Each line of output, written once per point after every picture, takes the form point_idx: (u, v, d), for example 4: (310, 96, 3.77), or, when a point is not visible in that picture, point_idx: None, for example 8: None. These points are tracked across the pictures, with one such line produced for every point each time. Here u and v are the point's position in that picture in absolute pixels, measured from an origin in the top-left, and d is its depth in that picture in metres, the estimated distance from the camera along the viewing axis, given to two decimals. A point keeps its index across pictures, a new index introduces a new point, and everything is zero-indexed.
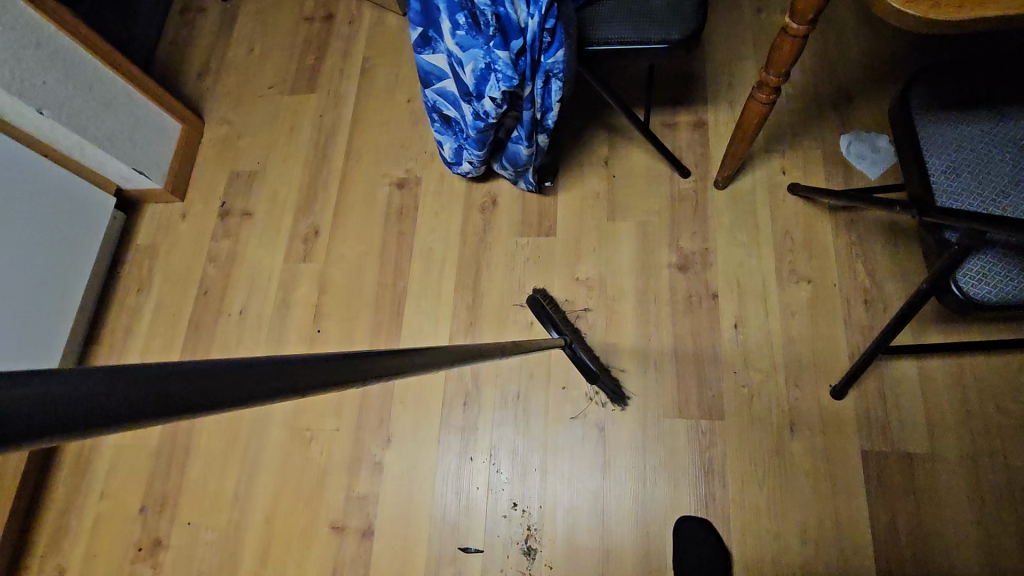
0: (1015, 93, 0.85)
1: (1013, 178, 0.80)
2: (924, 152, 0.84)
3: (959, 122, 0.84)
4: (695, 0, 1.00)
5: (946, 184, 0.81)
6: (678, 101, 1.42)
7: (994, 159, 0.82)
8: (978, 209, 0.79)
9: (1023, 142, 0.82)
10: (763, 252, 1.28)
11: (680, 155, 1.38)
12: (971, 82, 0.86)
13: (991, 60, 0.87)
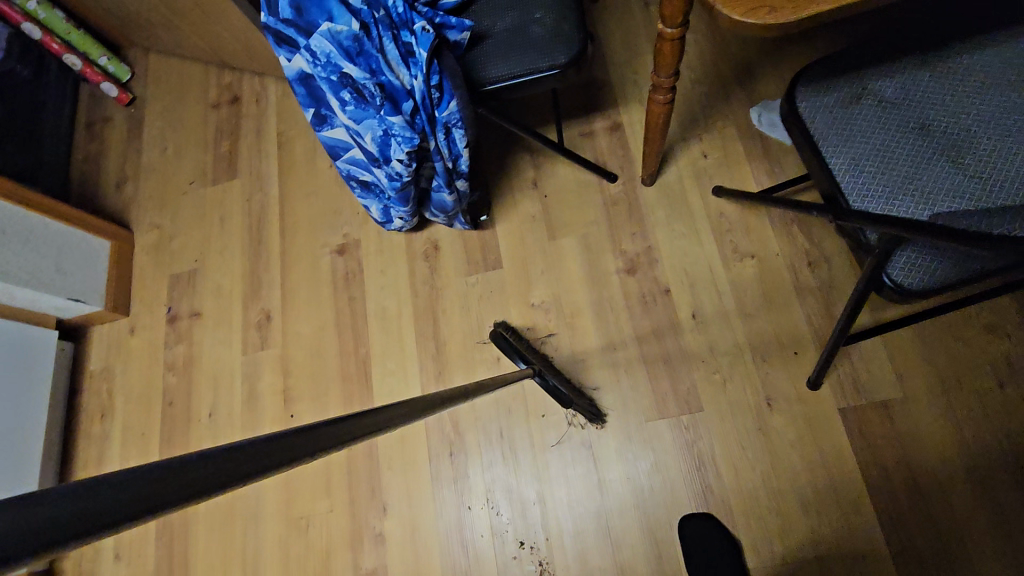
0: (894, 78, 0.86)
1: (916, 163, 0.80)
2: (824, 155, 0.84)
3: (850, 117, 0.85)
4: (574, 20, 1.02)
5: (853, 184, 0.82)
6: (590, 109, 1.44)
7: (893, 146, 0.82)
8: (889, 204, 0.79)
9: (913, 125, 0.83)
10: (703, 237, 1.30)
11: (604, 161, 1.41)
12: (850, 77, 0.87)
13: (866, 48, 0.88)
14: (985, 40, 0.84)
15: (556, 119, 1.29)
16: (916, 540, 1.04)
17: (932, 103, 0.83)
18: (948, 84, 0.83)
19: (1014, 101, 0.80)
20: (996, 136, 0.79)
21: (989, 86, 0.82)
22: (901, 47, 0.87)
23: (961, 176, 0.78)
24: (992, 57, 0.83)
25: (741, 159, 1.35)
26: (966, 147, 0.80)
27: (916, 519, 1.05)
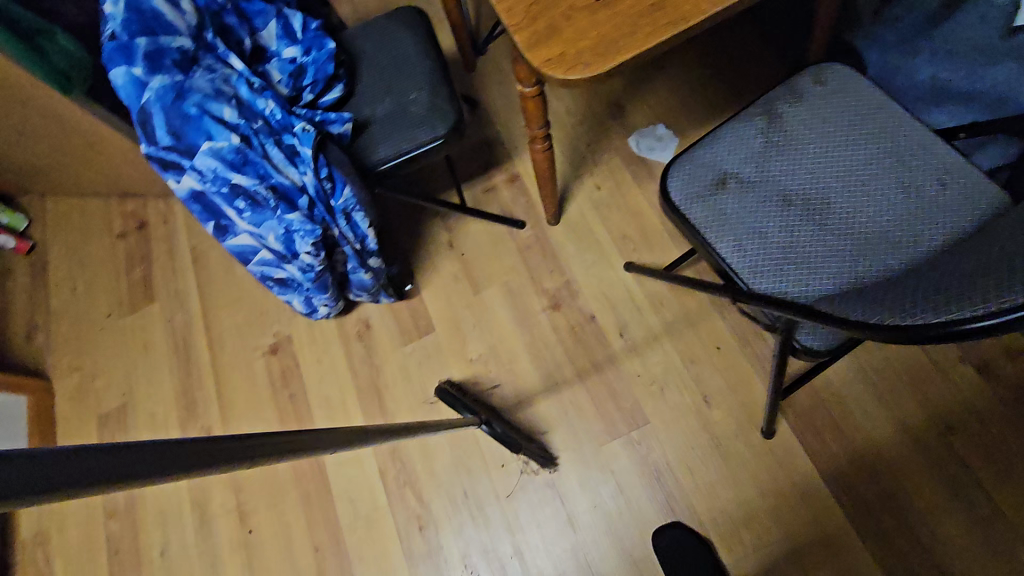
0: (747, 157, 0.92)
1: (790, 235, 0.86)
2: (710, 244, 0.88)
3: (722, 204, 0.90)
4: (445, 94, 1.12)
5: (742, 266, 0.86)
6: (486, 168, 1.54)
7: (767, 224, 0.87)
8: (780, 279, 0.84)
9: (777, 198, 0.89)
10: (614, 261, 1.40)
11: (509, 211, 1.49)
12: (709, 166, 0.93)
13: (717, 134, 0.95)
14: (812, 109, 0.93)
15: (455, 184, 1.38)
16: (864, 497, 1.11)
17: (787, 177, 0.90)
18: (794, 156, 0.91)
19: (850, 160, 0.89)
20: (848, 196, 0.86)
21: (828, 152, 0.90)
22: (744, 127, 0.94)
23: (832, 239, 0.84)
24: (822, 124, 0.92)
25: (630, 184, 1.47)
26: (827, 210, 0.86)
27: (859, 475, 1.12)
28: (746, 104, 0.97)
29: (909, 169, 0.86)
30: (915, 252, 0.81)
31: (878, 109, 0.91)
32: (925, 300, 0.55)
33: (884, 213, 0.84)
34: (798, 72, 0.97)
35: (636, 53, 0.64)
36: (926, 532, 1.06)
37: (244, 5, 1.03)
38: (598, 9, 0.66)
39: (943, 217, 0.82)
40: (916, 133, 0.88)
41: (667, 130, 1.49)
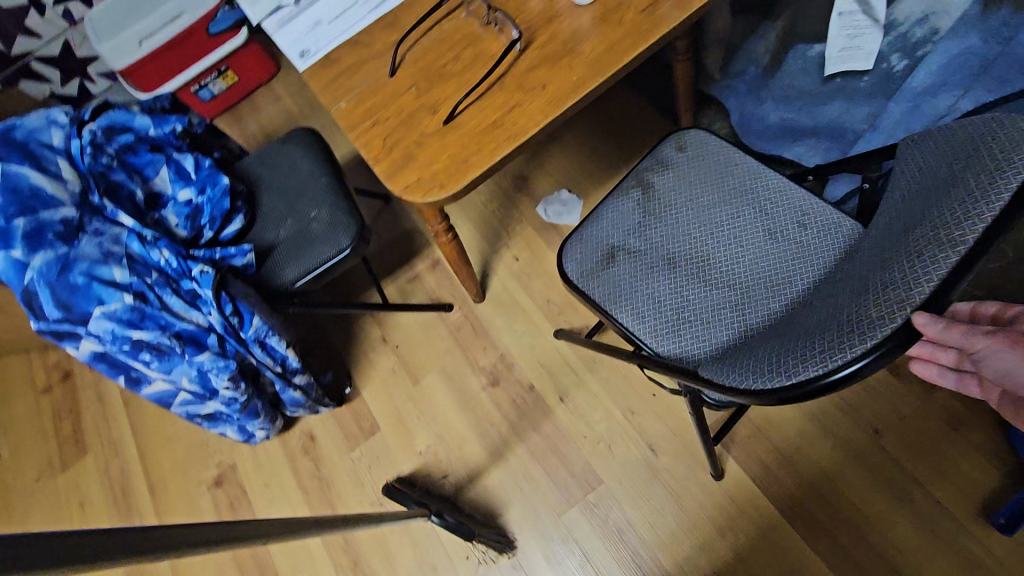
0: (631, 228, 0.99)
1: (682, 295, 0.91)
2: (612, 316, 0.93)
3: (617, 275, 0.96)
4: (345, 206, 1.16)
5: (645, 333, 0.90)
6: (407, 257, 1.58)
7: (660, 288, 0.93)
8: (680, 339, 0.88)
9: (664, 262, 0.95)
10: (543, 328, 1.43)
11: (436, 296, 1.52)
12: (598, 242, 0.99)
13: (600, 212, 1.02)
14: (680, 175, 1.01)
15: (375, 283, 1.41)
16: (814, 515, 1.14)
17: (670, 241, 0.97)
18: (672, 221, 0.98)
19: (720, 216, 0.96)
20: (726, 250, 0.93)
21: (700, 212, 0.97)
22: (622, 202, 1.01)
23: (719, 293, 0.90)
24: (692, 187, 1.00)
25: (546, 249, 1.53)
26: (709, 267, 0.93)
27: (806, 494, 1.16)
28: (622, 178, 1.04)
29: (774, 216, 0.94)
30: (794, 294, 0.87)
31: (737, 166, 1.00)
32: (785, 362, 0.60)
33: (760, 261, 0.91)
34: (662, 142, 1.06)
35: (484, 168, 0.70)
36: (877, 538, 1.10)
37: (131, 158, 1.05)
38: (447, 132, 0.73)
39: (811, 255, 0.89)
40: (773, 181, 0.97)
41: (570, 193, 1.57)
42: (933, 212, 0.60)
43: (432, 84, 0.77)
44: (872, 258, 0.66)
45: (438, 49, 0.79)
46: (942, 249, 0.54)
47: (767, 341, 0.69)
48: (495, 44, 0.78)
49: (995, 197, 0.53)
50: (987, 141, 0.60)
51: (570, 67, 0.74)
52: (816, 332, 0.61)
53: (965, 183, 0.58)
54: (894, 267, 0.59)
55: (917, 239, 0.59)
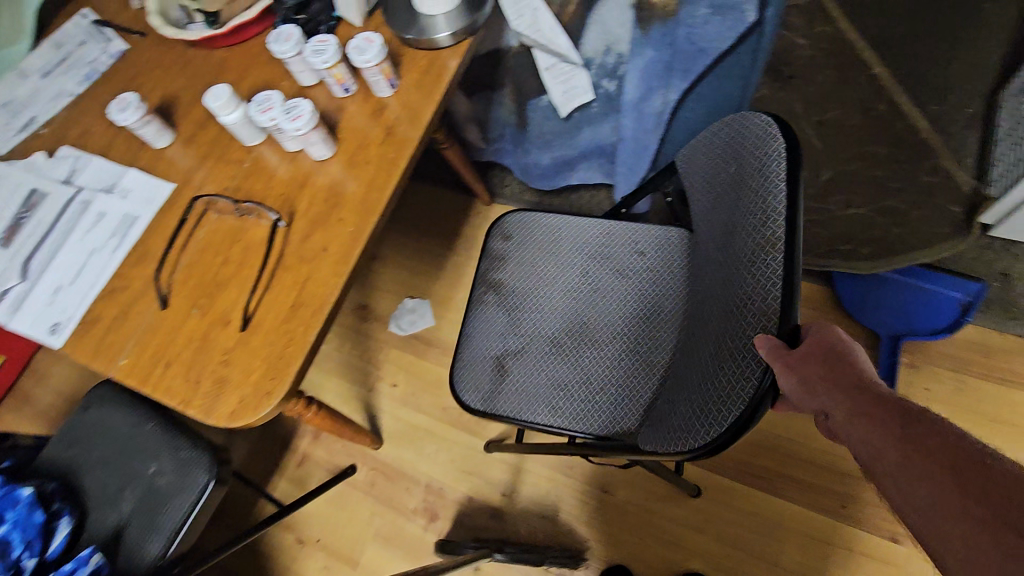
0: (503, 333, 1.00)
1: (581, 369, 0.94)
2: (532, 421, 0.92)
3: (516, 382, 0.95)
4: (187, 440, 1.02)
5: (571, 421, 0.90)
6: (285, 443, 1.44)
7: (561, 372, 0.94)
8: (604, 410, 0.89)
9: (548, 347, 0.97)
10: (452, 436, 1.39)
11: (334, 465, 1.41)
12: (481, 360, 0.99)
13: (468, 333, 1.02)
14: (520, 262, 1.05)
15: (262, 492, 1.26)
16: (758, 466, 1.22)
17: (543, 325, 0.99)
18: (537, 306, 1.01)
19: (571, 281, 1.01)
20: (594, 309, 0.98)
21: (553, 287, 1.01)
22: (482, 313, 1.03)
23: (610, 350, 0.94)
24: (536, 267, 1.04)
25: (418, 360, 1.49)
26: (589, 330, 0.97)
27: (744, 452, 1.24)
28: (471, 289, 1.06)
29: (617, 258, 1.01)
30: (670, 316, 0.94)
31: (563, 230, 1.06)
32: (709, 408, 0.61)
33: (629, 302, 0.97)
34: (488, 239, 1.10)
35: (304, 353, 0.66)
36: (814, 454, 1.21)
37: None
38: (249, 337, 0.68)
39: (662, 278, 0.97)
40: (597, 230, 1.04)
41: (413, 298, 1.56)
42: (740, 217, 0.67)
43: (211, 297, 0.72)
44: (716, 272, 0.73)
45: (203, 260, 0.75)
46: (767, 249, 0.60)
47: (683, 384, 0.71)
48: (259, 229, 0.75)
49: (777, 190, 0.61)
50: (744, 146, 0.70)
51: (340, 221, 0.74)
52: (717, 365, 0.63)
53: (748, 185, 0.66)
54: (741, 277, 0.64)
55: (743, 246, 0.65)
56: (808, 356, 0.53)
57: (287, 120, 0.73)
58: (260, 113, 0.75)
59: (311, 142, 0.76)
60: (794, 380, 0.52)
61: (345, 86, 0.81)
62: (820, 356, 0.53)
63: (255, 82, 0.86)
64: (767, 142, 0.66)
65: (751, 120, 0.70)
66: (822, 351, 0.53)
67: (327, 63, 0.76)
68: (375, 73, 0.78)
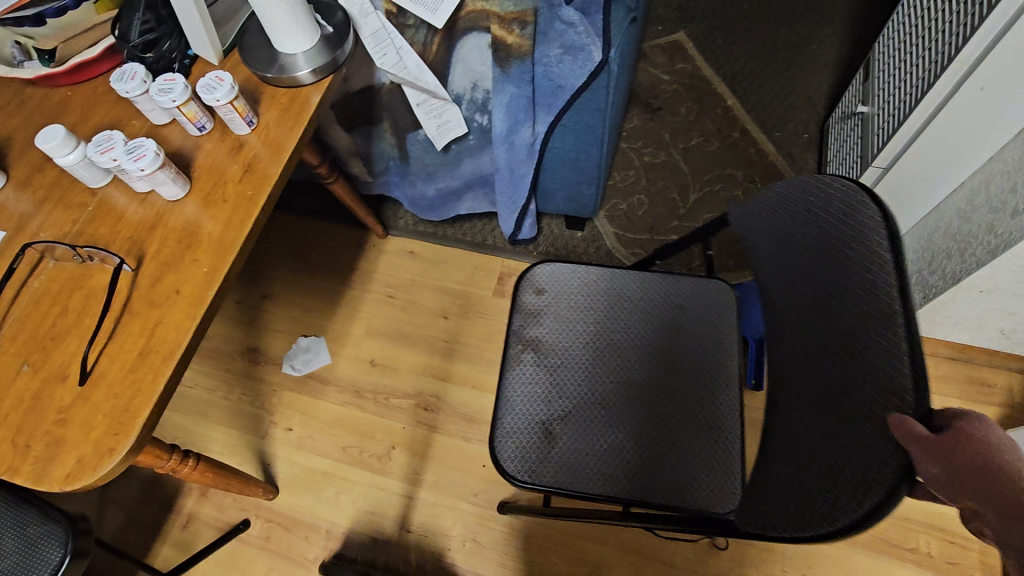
0: (546, 396, 0.90)
1: (634, 435, 0.87)
2: (587, 495, 0.83)
3: (566, 453, 0.86)
4: (37, 513, 0.91)
5: (630, 494, 0.83)
6: (167, 505, 1.33)
7: (614, 440, 0.87)
8: (663, 479, 0.83)
9: (597, 413, 0.89)
10: (353, 476, 1.34)
11: (224, 522, 1.31)
12: (524, 427, 0.88)
13: (504, 394, 0.91)
14: (557, 317, 0.96)
15: (138, 563, 1.15)
16: None
17: (590, 387, 0.91)
18: (580, 366, 0.92)
19: (613, 338, 0.94)
20: (638, 368, 0.92)
21: (595, 344, 0.94)
22: (521, 374, 0.92)
23: (662, 412, 0.88)
24: (576, 324, 0.95)
25: (314, 399, 1.44)
26: (637, 391, 0.90)
27: None
28: (503, 347, 0.95)
29: (659, 312, 0.95)
30: (720, 372, 0.91)
31: (598, 280, 0.99)
32: (828, 494, 0.55)
33: (676, 360, 0.92)
34: (518, 290, 0.99)
35: (152, 404, 0.62)
36: None
37: None
38: (89, 391, 0.63)
39: (706, 334, 0.93)
40: (635, 281, 0.98)
41: (306, 336, 1.52)
42: (836, 287, 0.62)
43: (47, 352, 0.66)
44: (813, 337, 0.66)
45: (37, 312, 0.69)
46: (880, 324, 0.54)
47: (785, 463, 0.64)
48: (103, 276, 0.71)
49: (880, 258, 0.56)
50: (827, 209, 0.65)
51: (195, 261, 0.71)
52: (833, 447, 0.57)
53: (843, 253, 0.61)
54: (849, 352, 0.58)
55: (848, 318, 0.59)
56: (960, 448, 0.45)
57: (131, 160, 0.71)
58: (101, 153, 0.72)
59: (159, 182, 0.73)
60: (938, 468, 0.45)
61: (200, 124, 0.79)
62: (974, 449, 0.45)
63: (101, 120, 0.82)
64: (858, 206, 0.60)
65: (832, 183, 0.65)
66: (976, 436, 0.46)
67: (175, 102, 0.75)
68: (228, 111, 0.77)
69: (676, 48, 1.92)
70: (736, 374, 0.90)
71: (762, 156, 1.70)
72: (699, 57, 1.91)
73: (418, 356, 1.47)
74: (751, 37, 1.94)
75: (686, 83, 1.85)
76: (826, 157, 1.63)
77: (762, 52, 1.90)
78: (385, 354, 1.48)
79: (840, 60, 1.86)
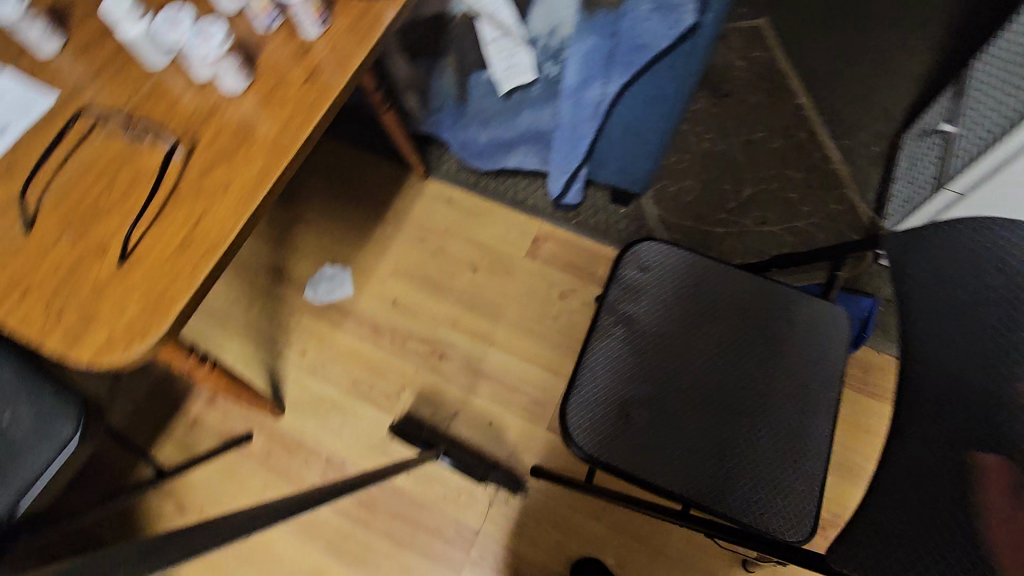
0: (630, 377, 0.89)
1: (713, 437, 0.86)
2: (654, 484, 0.83)
3: (640, 436, 0.85)
4: (52, 388, 0.92)
5: (696, 493, 0.82)
6: (174, 406, 1.34)
7: (691, 437, 0.85)
8: (734, 488, 0.83)
9: (678, 407, 0.87)
10: (359, 409, 1.35)
11: (226, 432, 1.32)
12: (602, 401, 0.87)
13: (588, 363, 0.90)
14: (656, 301, 0.93)
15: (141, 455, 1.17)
16: None
17: (677, 379, 0.89)
18: (670, 356, 0.91)
19: (709, 336, 0.92)
20: (729, 371, 0.90)
21: (690, 337, 0.92)
22: (608, 348, 0.90)
23: (745, 422, 0.87)
24: (673, 312, 0.93)
25: (332, 329, 1.43)
26: (723, 395, 0.88)
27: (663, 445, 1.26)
28: (594, 316, 0.93)
29: (761, 322, 0.92)
30: (813, 397, 0.88)
31: (706, 274, 0.95)
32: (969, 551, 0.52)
33: (770, 373, 0.89)
34: (619, 263, 0.97)
35: (189, 295, 0.61)
36: None
37: None
38: (127, 271, 0.62)
39: (806, 354, 0.90)
40: (744, 283, 0.95)
41: (332, 266, 1.50)
42: (998, 347, 0.59)
43: (89, 223, 0.65)
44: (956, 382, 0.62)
45: (82, 182, 0.67)
46: None
47: (884, 505, 0.63)
48: (152, 157, 0.69)
49: None
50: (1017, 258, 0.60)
51: (248, 159, 0.69)
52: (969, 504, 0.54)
53: None
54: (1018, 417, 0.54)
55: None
56: None
57: (199, 42, 0.71)
58: (170, 29, 0.72)
59: (222, 70, 0.71)
60: None
61: (268, 19, 0.76)
62: None
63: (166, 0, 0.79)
64: None
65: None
66: None
67: None
68: (302, 10, 0.75)
69: (754, 35, 1.83)
70: (829, 402, 0.88)
71: (826, 162, 1.62)
72: (778, 47, 1.81)
73: (441, 304, 1.45)
74: (836, 35, 1.83)
75: (760, 72, 1.76)
76: (894, 173, 1.56)
77: (846, 53, 1.80)
78: (408, 297, 1.46)
79: (927, 74, 1.75)
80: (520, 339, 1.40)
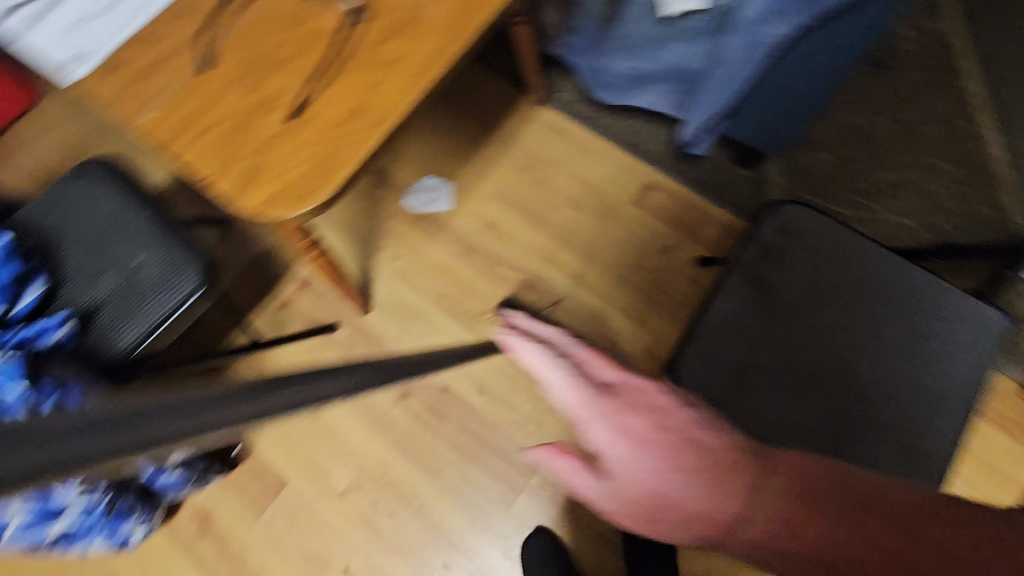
0: (751, 341, 0.85)
1: (832, 420, 0.81)
2: None
3: (753, 403, 0.82)
4: (180, 241, 0.96)
5: None
6: (269, 285, 1.39)
7: (808, 415, 0.81)
8: None
9: (799, 382, 0.83)
10: (442, 323, 1.36)
11: (314, 319, 1.37)
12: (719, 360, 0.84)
13: (710, 319, 0.86)
14: (794, 269, 0.87)
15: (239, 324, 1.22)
16: None
17: (803, 353, 0.84)
18: (800, 327, 0.85)
19: (845, 315, 0.85)
20: (862, 356, 0.83)
21: (824, 312, 0.85)
22: (733, 308, 0.86)
23: (870, 411, 0.81)
24: (811, 283, 0.87)
25: (425, 240, 1.43)
26: (851, 379, 0.83)
27: None
28: (724, 272, 0.88)
29: (907, 312, 0.85)
30: (948, 401, 0.81)
31: (854, 248, 0.87)
32: None
33: (907, 367, 0.83)
34: (758, 221, 0.90)
35: (354, 158, 0.68)
36: None
37: None
38: (300, 127, 0.70)
39: (951, 354, 0.83)
40: (896, 266, 0.86)
41: (435, 177, 1.48)
42: None
43: (268, 75, 0.73)
44: None
45: (266, 34, 0.75)
46: None
47: None
48: (330, 21, 0.74)
49: None
50: None
51: (423, 33, 0.72)
52: None
53: None
54: None
55: None
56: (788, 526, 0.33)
57: None
58: None
59: None
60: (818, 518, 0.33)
61: None
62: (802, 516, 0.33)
63: None
64: None
65: None
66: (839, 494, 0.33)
67: None
68: None
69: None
70: (965, 410, 0.81)
71: (983, 158, 1.45)
72: (957, 17, 1.59)
73: (537, 235, 1.42)
74: None
75: (929, 43, 1.56)
76: None
77: None
78: (505, 222, 1.44)
79: None
80: (612, 286, 1.36)
